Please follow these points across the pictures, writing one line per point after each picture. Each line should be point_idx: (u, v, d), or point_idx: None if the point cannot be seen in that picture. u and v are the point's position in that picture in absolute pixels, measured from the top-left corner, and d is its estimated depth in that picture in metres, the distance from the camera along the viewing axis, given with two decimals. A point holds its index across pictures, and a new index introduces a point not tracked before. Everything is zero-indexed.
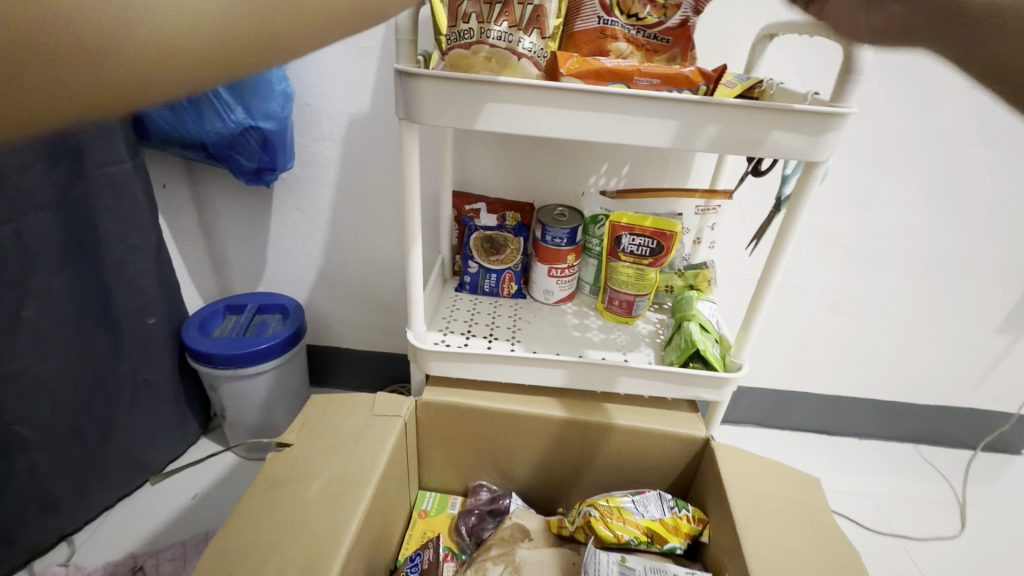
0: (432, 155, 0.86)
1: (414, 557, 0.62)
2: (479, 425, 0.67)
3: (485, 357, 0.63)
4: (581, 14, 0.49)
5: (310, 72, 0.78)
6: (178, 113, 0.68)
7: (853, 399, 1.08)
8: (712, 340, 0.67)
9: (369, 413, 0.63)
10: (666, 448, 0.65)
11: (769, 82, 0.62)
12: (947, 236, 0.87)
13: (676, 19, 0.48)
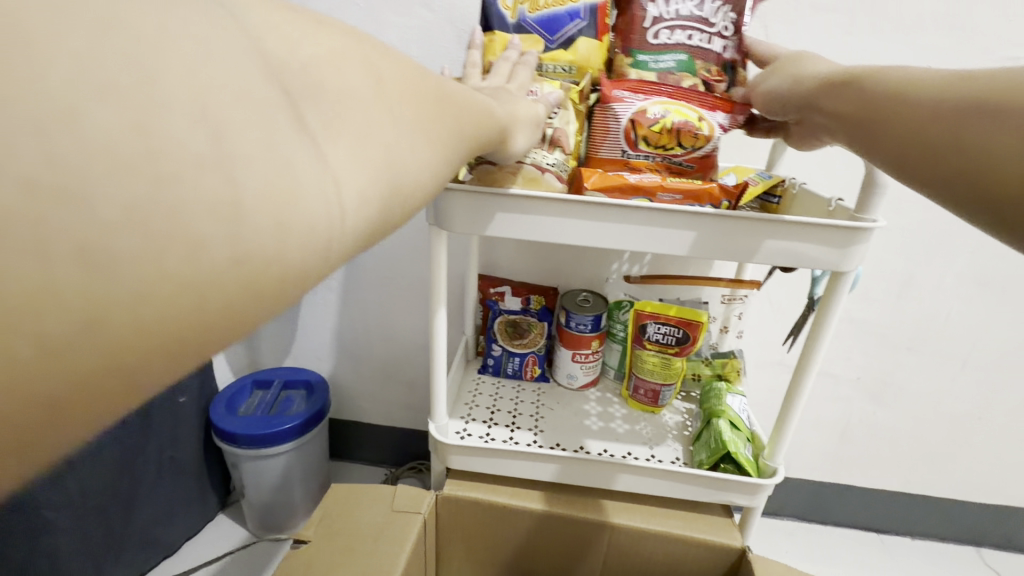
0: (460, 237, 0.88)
1: None
2: (501, 523, 0.65)
3: (507, 452, 0.62)
4: (606, 140, 0.50)
5: None
6: None
7: (900, 494, 1.01)
8: (743, 439, 0.64)
9: (388, 509, 0.62)
10: (698, 557, 0.61)
11: (791, 182, 0.63)
12: (991, 326, 0.83)
13: (705, 150, 0.48)
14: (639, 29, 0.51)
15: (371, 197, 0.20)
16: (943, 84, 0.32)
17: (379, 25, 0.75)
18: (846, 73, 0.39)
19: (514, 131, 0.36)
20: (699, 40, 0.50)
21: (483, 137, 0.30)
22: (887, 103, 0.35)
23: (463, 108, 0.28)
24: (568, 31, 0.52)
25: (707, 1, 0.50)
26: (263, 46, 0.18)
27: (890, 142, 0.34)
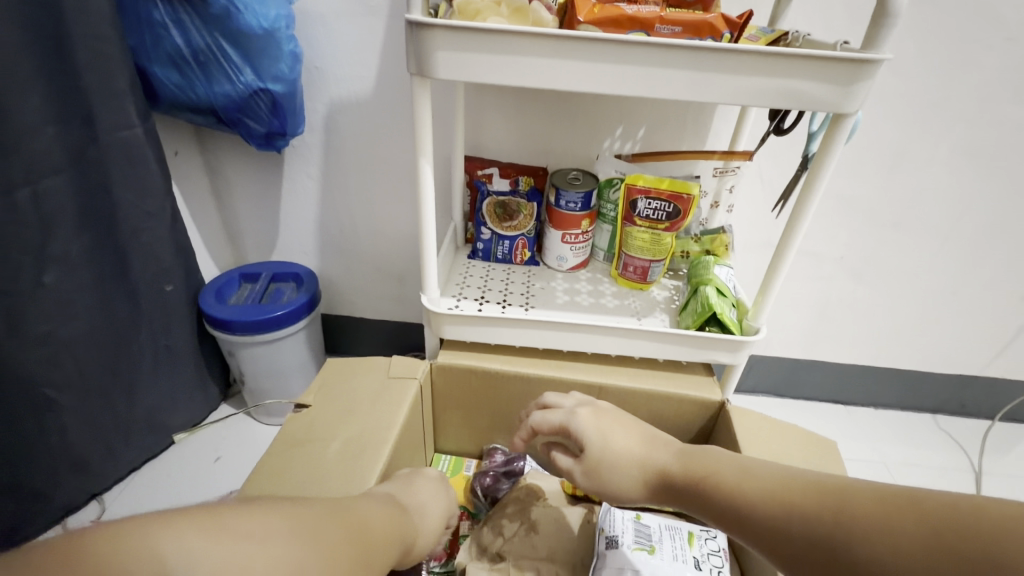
0: (443, 115, 0.83)
1: None
2: (496, 390, 0.67)
3: (498, 320, 0.63)
4: None
5: (320, 35, 0.77)
6: (188, 76, 0.67)
7: (869, 368, 1.07)
8: (728, 304, 0.66)
9: (385, 376, 0.63)
10: (682, 411, 0.65)
11: (795, 33, 0.59)
12: (973, 201, 0.84)
13: None
14: None
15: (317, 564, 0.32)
16: (783, 485, 0.37)
17: None
18: (675, 459, 0.45)
19: (422, 525, 0.48)
20: None
21: (397, 531, 0.43)
22: (736, 503, 0.38)
23: (372, 531, 0.39)
24: None
25: None
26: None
27: (769, 548, 0.35)
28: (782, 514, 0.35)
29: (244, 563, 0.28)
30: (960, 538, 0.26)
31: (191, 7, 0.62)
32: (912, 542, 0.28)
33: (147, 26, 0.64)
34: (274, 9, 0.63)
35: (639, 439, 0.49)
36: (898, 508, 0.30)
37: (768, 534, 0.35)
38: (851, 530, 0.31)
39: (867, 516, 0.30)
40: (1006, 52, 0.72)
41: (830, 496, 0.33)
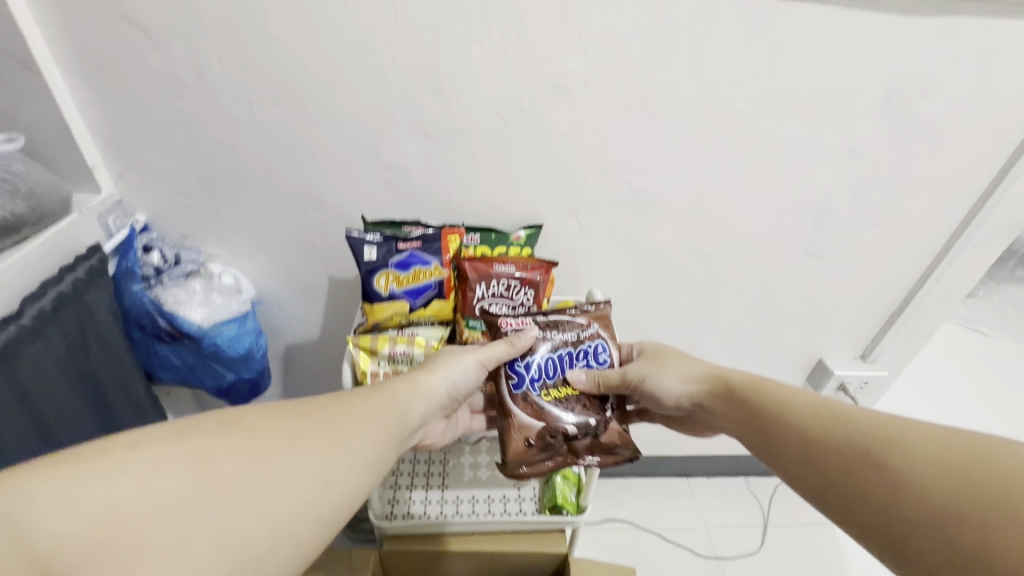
0: None
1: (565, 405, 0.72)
2: (424, 557, 1.05)
3: (421, 525, 1.01)
4: None
5: (277, 311, 1.03)
6: (185, 377, 0.93)
7: (699, 454, 1.50)
8: (570, 488, 1.04)
9: (349, 566, 1.00)
10: (543, 557, 1.05)
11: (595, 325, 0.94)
12: (744, 367, 1.24)
13: None
14: (468, 300, 0.77)
15: (251, 457, 0.44)
16: (833, 417, 0.51)
17: (281, 219, 0.91)
18: (746, 381, 0.62)
19: (424, 392, 0.63)
20: (505, 305, 0.78)
21: (390, 412, 0.58)
22: (790, 424, 0.53)
23: (351, 417, 0.53)
24: (427, 296, 0.78)
25: (510, 289, 0.77)
26: (39, 526, 0.34)
27: (807, 466, 0.50)
28: (824, 444, 0.49)
29: (183, 462, 0.40)
30: (968, 474, 0.40)
31: (187, 346, 0.88)
32: (935, 468, 0.41)
33: (153, 355, 0.90)
34: (248, 339, 0.91)
35: (687, 371, 0.68)
36: (940, 445, 0.43)
37: (807, 458, 0.50)
38: (893, 459, 0.44)
39: (914, 451, 0.43)
40: (738, 297, 1.11)
41: (886, 424, 0.47)
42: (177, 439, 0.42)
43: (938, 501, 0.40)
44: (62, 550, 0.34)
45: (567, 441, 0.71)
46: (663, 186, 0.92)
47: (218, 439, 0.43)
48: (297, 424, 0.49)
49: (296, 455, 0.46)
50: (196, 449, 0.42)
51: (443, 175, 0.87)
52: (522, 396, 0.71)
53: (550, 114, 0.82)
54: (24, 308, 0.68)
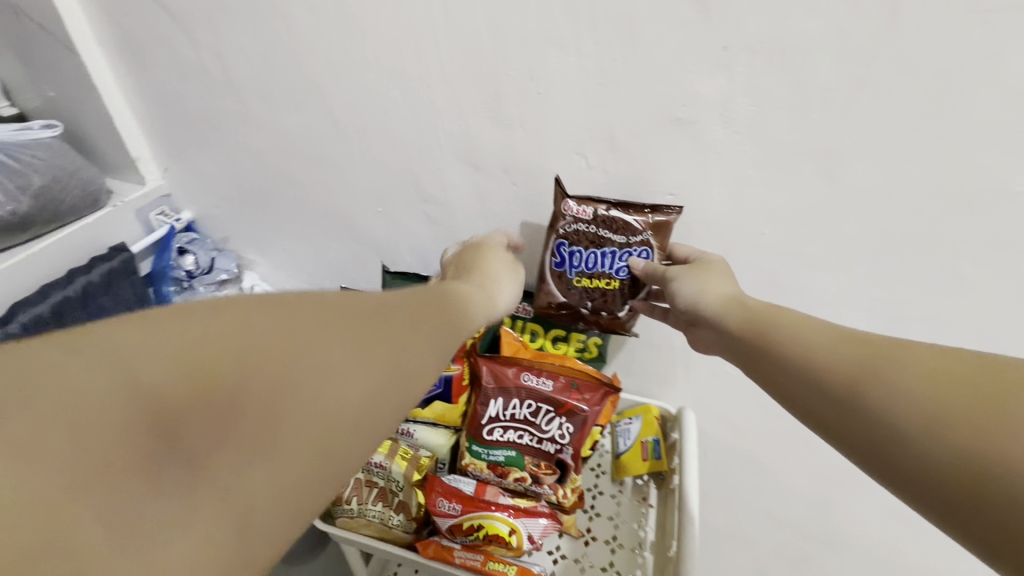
0: None
1: (594, 295, 0.59)
2: None
3: None
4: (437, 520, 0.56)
5: None
6: None
7: None
8: None
9: None
10: None
11: (676, 465, 0.67)
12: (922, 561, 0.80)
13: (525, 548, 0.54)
14: (477, 413, 0.55)
15: (284, 341, 0.26)
16: (839, 335, 0.37)
17: (314, 240, 0.77)
18: (758, 308, 0.43)
19: (495, 299, 0.47)
20: (527, 430, 0.54)
21: (465, 309, 0.40)
22: (793, 342, 0.38)
23: (426, 307, 0.36)
24: (428, 393, 0.58)
25: (538, 411, 0.53)
26: (131, 377, 0.21)
27: (807, 393, 0.36)
28: (834, 374, 0.35)
29: (171, 356, 0.22)
30: (1004, 404, 0.27)
31: None
32: (962, 400, 0.29)
33: None
34: None
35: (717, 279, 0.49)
36: (965, 372, 0.30)
37: (798, 383, 0.37)
38: (901, 387, 0.31)
39: (927, 379, 0.31)
40: None
41: (876, 350, 0.34)
42: (145, 324, 0.23)
43: (952, 463, 0.27)
44: (143, 418, 0.21)
45: (543, 440, 0.54)
46: (829, 287, 0.57)
47: (223, 319, 0.25)
48: (356, 302, 0.30)
49: (357, 336, 0.29)
50: (187, 328, 0.24)
51: (496, 220, 0.64)
52: (557, 273, 0.59)
53: (656, 160, 0.54)
54: (19, 312, 0.64)
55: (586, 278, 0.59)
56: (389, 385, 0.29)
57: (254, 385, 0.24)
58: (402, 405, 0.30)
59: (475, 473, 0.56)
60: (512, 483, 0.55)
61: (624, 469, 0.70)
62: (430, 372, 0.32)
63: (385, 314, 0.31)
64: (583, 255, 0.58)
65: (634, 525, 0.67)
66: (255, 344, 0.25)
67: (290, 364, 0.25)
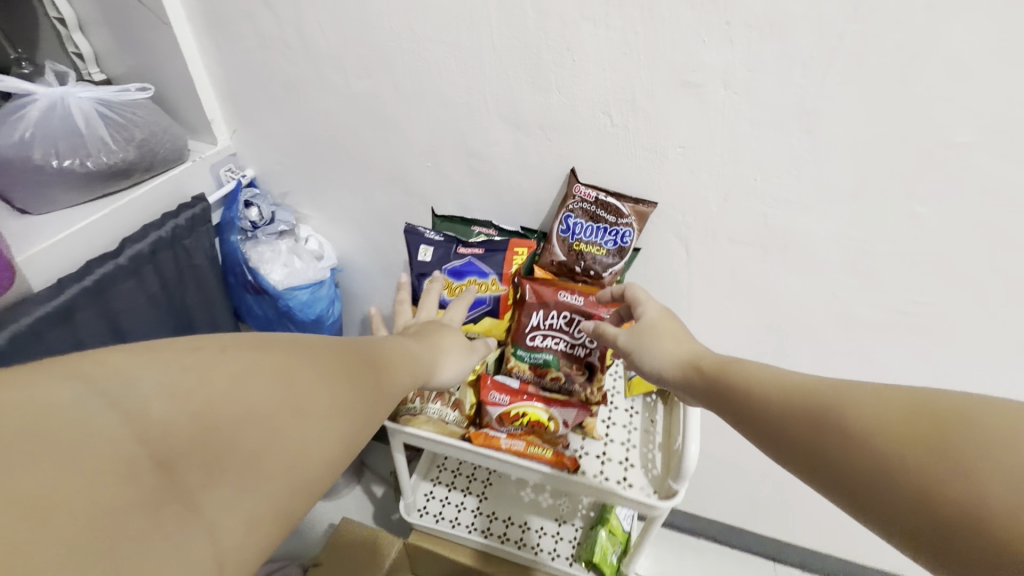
0: None
1: (586, 257, 0.74)
2: (449, 564, 1.01)
3: (453, 532, 0.96)
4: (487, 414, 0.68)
5: (358, 281, 1.04)
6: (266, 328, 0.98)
7: (795, 544, 1.24)
8: (613, 548, 0.91)
9: (372, 547, 0.98)
10: None
11: None
12: None
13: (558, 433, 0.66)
14: (522, 324, 0.66)
15: (263, 385, 0.30)
16: (793, 385, 0.38)
17: (367, 193, 0.88)
18: (714, 363, 0.47)
19: (439, 361, 0.51)
20: (562, 337, 0.66)
21: (411, 369, 0.45)
22: (752, 390, 0.40)
23: (381, 365, 0.40)
24: (479, 311, 0.69)
25: (572, 323, 0.65)
26: (142, 413, 0.25)
27: (770, 439, 0.38)
28: (784, 422, 0.37)
29: (173, 391, 0.27)
30: (941, 435, 0.29)
31: (267, 300, 0.92)
32: (903, 441, 0.30)
33: (242, 302, 0.95)
34: (321, 306, 0.93)
35: (679, 341, 0.52)
36: (904, 410, 0.31)
37: (760, 425, 0.39)
38: (850, 421, 0.32)
39: (869, 413, 0.32)
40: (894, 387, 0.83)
41: (817, 395, 0.36)
42: (151, 359, 0.27)
43: (901, 500, 0.29)
44: (151, 451, 0.25)
45: (575, 345, 0.66)
46: (811, 228, 0.69)
47: (217, 364, 0.29)
48: (322, 355, 0.35)
49: (322, 390, 0.33)
50: (189, 368, 0.28)
51: (531, 172, 0.75)
52: (562, 234, 0.74)
53: (670, 118, 0.65)
54: (126, 246, 0.74)
55: (582, 242, 0.74)
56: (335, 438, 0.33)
57: (230, 431, 0.28)
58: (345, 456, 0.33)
59: (518, 375, 0.68)
60: (548, 382, 0.67)
61: (636, 387, 0.83)
62: (373, 426, 0.36)
63: (346, 368, 0.36)
64: (583, 226, 0.73)
65: (646, 431, 0.80)
66: (239, 389, 0.29)
67: (266, 409, 0.29)
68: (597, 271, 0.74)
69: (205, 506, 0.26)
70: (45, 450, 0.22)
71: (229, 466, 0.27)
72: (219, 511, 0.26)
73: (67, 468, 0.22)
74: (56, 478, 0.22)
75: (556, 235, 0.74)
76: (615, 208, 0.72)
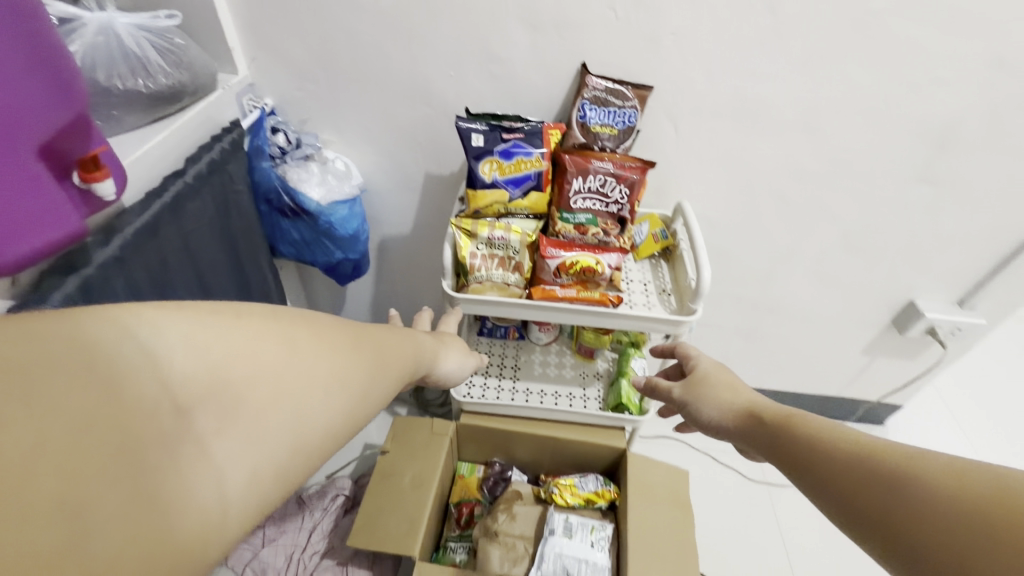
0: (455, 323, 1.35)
1: (600, 137, 0.87)
2: (495, 437, 1.17)
3: (499, 404, 1.11)
4: (544, 270, 0.83)
5: (377, 202, 1.13)
6: (301, 252, 1.05)
7: (762, 390, 1.51)
8: (635, 392, 1.10)
9: (429, 430, 1.12)
10: (602, 450, 1.14)
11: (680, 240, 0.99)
12: (828, 299, 1.22)
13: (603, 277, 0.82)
14: (565, 191, 0.81)
15: (278, 355, 0.33)
16: (852, 437, 0.48)
17: (389, 111, 0.96)
18: (774, 413, 0.57)
19: (425, 355, 0.55)
20: (598, 198, 0.82)
21: (409, 359, 0.48)
22: (812, 437, 0.50)
23: (385, 350, 0.43)
24: (526, 186, 0.82)
25: (606, 185, 0.81)
26: (161, 366, 0.27)
27: (820, 473, 0.47)
28: (835, 462, 0.46)
29: (199, 347, 0.29)
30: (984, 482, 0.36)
31: (305, 222, 0.99)
32: (943, 483, 0.38)
33: (276, 229, 1.01)
34: (356, 222, 1.02)
35: (739, 396, 0.64)
36: (952, 463, 0.39)
37: (817, 462, 0.48)
38: (904, 465, 0.41)
39: (922, 461, 0.41)
40: (834, 227, 1.06)
41: (874, 449, 0.45)
42: (176, 317, 0.29)
43: (934, 520, 0.37)
44: (169, 399, 0.27)
45: (609, 204, 0.82)
46: (773, 96, 0.87)
47: (242, 332, 0.32)
48: (333, 335, 0.38)
49: (328, 364, 0.35)
50: (212, 330, 0.30)
51: (547, 71, 0.88)
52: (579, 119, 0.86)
53: (664, 9, 0.80)
54: (188, 167, 0.80)
55: (596, 125, 0.87)
56: (332, 414, 0.35)
57: (241, 392, 0.30)
58: (340, 434, 0.36)
59: (565, 237, 0.82)
60: (590, 239, 0.83)
61: (643, 253, 0.99)
62: (369, 410, 0.39)
63: (353, 350, 0.39)
64: (597, 110, 0.86)
65: (658, 282, 0.98)
66: (254, 357, 0.31)
67: (275, 378, 0.32)
68: (607, 147, 0.87)
69: (210, 462, 0.28)
70: (70, 396, 0.24)
71: (237, 423, 0.29)
72: (222, 469, 0.28)
73: (86, 417, 0.24)
74: (79, 421, 0.24)
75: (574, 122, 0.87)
76: (621, 93, 0.86)
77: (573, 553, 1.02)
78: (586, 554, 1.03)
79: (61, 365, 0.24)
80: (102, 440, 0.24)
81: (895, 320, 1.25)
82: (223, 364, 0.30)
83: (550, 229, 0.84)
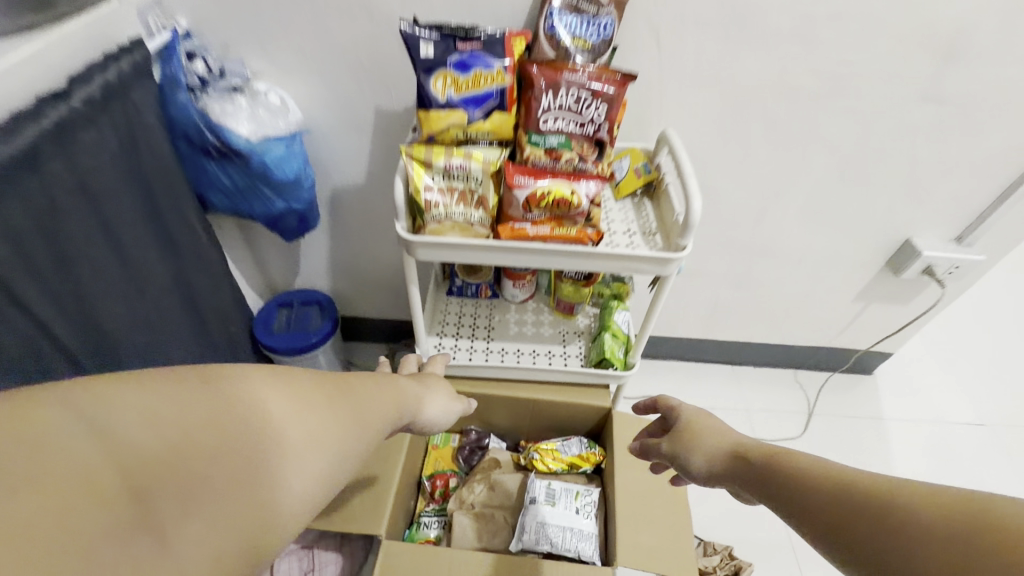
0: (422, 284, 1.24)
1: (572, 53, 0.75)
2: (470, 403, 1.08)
3: (471, 366, 1.01)
4: (512, 204, 0.71)
5: (323, 146, 0.99)
6: (235, 202, 0.91)
7: (749, 343, 1.45)
8: (619, 346, 1.01)
9: None
10: (585, 410, 1.05)
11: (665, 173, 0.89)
12: (820, 241, 1.14)
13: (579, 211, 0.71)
14: (533, 110, 0.70)
15: (258, 417, 0.34)
16: (836, 475, 0.44)
17: (326, 31, 0.82)
18: (757, 451, 0.54)
19: (412, 403, 0.56)
20: (572, 116, 0.70)
21: (393, 410, 0.50)
22: (800, 478, 0.46)
23: (364, 406, 0.45)
24: (488, 107, 0.70)
25: (581, 102, 0.69)
26: (121, 442, 0.28)
27: (812, 517, 0.43)
28: (826, 507, 0.42)
29: (174, 416, 0.30)
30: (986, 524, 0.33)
31: (235, 164, 0.85)
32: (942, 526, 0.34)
33: (203, 175, 0.88)
34: (297, 164, 0.89)
35: (723, 435, 0.59)
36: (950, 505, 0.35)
37: (808, 509, 0.44)
38: (900, 509, 0.37)
39: (919, 504, 0.37)
40: (829, 157, 0.97)
41: (862, 490, 0.41)
42: (152, 387, 0.31)
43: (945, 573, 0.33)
44: (124, 482, 0.27)
45: (585, 124, 0.71)
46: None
47: (221, 394, 0.33)
48: (310, 394, 0.39)
49: (306, 426, 0.37)
50: (188, 397, 0.31)
51: None
52: (547, 30, 0.74)
53: None
54: (74, 89, 0.66)
55: (567, 38, 0.74)
56: (308, 483, 0.37)
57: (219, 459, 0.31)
58: (317, 497, 0.37)
59: (535, 164, 0.71)
60: (564, 165, 0.72)
61: (624, 190, 0.89)
62: (348, 469, 0.41)
63: (331, 410, 0.41)
64: (568, 20, 0.74)
65: (641, 220, 0.87)
66: (232, 420, 0.33)
67: (255, 444, 0.33)
68: (580, 62, 0.74)
69: (183, 533, 0.29)
70: (46, 473, 0.25)
71: (211, 489, 0.31)
72: (194, 534, 0.29)
73: (59, 494, 0.25)
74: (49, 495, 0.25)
75: (541, 33, 0.74)
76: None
77: (558, 522, 0.95)
78: (571, 522, 0.96)
79: (28, 448, 0.25)
80: (69, 515, 0.25)
81: (888, 261, 1.18)
82: (201, 428, 0.31)
83: (518, 156, 0.73)
